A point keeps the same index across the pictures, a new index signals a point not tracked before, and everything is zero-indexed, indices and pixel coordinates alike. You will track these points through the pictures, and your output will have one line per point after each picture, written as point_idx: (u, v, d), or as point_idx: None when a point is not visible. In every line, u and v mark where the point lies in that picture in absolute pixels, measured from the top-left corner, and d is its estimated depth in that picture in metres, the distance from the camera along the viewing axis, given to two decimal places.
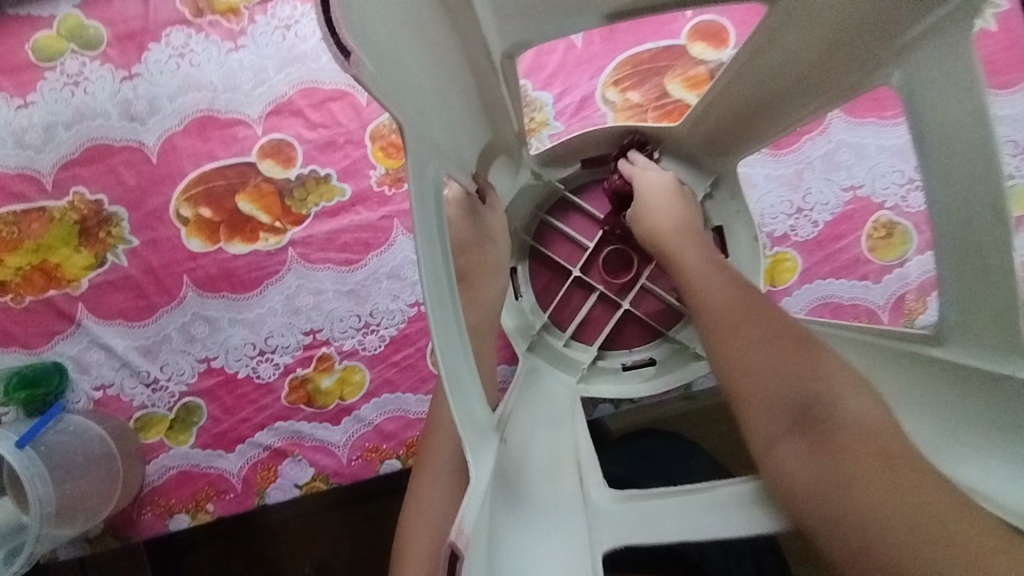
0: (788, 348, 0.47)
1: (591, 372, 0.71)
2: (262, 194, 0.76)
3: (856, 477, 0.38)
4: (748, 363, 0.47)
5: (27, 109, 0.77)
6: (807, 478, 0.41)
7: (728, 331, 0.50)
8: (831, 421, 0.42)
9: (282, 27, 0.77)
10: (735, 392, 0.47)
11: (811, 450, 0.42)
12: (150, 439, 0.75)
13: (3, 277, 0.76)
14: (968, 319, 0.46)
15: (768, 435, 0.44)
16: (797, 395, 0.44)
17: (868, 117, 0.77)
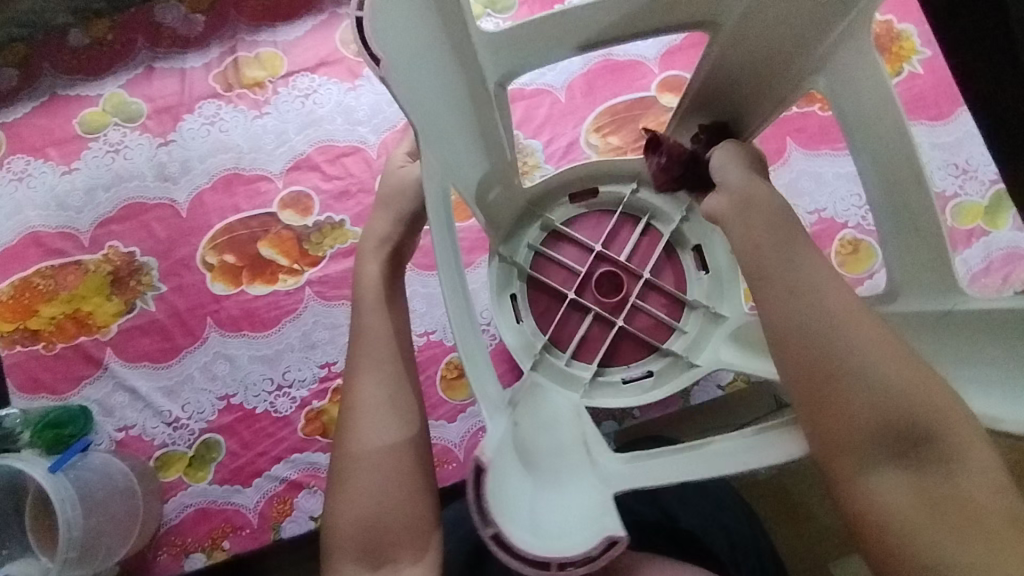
0: (904, 378, 0.39)
1: (592, 386, 0.76)
2: (283, 239, 0.83)
3: (962, 536, 0.36)
4: (860, 390, 0.40)
5: (71, 174, 0.86)
6: (901, 517, 0.38)
7: (835, 352, 0.40)
8: (942, 472, 0.38)
9: (302, 96, 0.88)
10: (820, 411, 0.40)
11: (913, 496, 0.38)
12: (169, 478, 0.78)
13: (36, 326, 0.81)
14: (907, 266, 0.52)
15: (862, 471, 0.39)
16: (900, 427, 0.39)
17: (823, 149, 0.87)
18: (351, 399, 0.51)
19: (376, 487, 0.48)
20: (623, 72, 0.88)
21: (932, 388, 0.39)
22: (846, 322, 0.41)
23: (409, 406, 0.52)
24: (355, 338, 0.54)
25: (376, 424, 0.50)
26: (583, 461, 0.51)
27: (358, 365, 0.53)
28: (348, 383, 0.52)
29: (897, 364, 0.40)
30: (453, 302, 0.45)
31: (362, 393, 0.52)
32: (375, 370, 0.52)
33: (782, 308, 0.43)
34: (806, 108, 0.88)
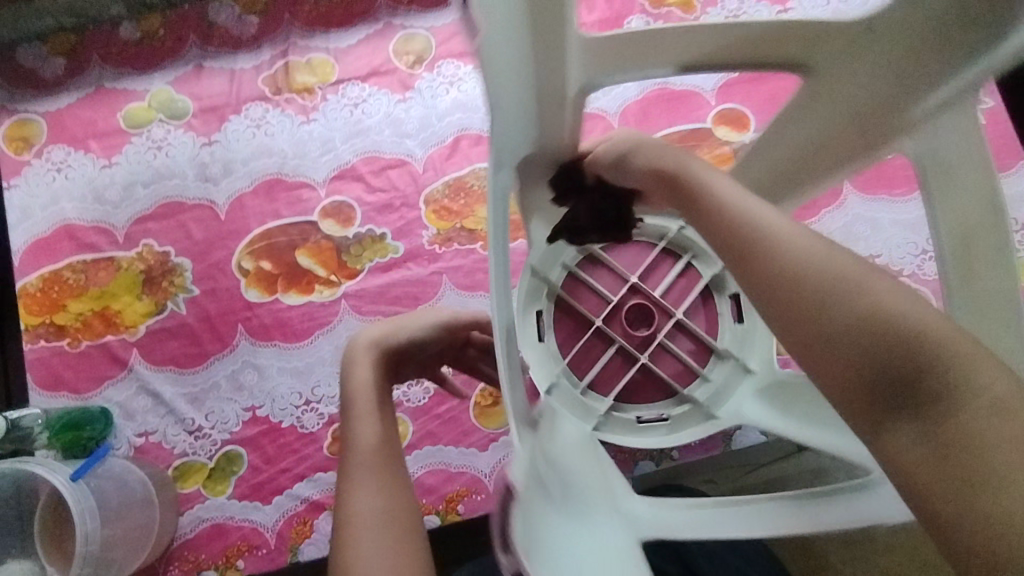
0: (882, 289, 0.30)
1: (611, 422, 0.72)
2: (321, 249, 0.81)
3: (1011, 479, 0.24)
4: (829, 324, 0.30)
5: (111, 168, 0.84)
6: (932, 481, 0.27)
7: (814, 285, 0.31)
8: (948, 403, 0.27)
9: (351, 105, 0.86)
10: (808, 365, 0.32)
11: (929, 439, 0.27)
12: (187, 489, 0.75)
13: (63, 322, 0.79)
14: None
15: (864, 420, 0.29)
16: (887, 359, 0.29)
17: (879, 194, 0.84)
18: (344, 504, 0.42)
19: None
20: (679, 102, 0.86)
21: (922, 307, 0.29)
22: (800, 250, 0.33)
23: (409, 522, 0.42)
24: (356, 439, 0.46)
25: (374, 533, 0.40)
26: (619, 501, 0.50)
27: (353, 465, 0.44)
28: (343, 490, 0.43)
29: (872, 276, 0.31)
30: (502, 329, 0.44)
31: (357, 498, 0.42)
32: (371, 471, 0.44)
33: (744, 251, 0.35)
34: None
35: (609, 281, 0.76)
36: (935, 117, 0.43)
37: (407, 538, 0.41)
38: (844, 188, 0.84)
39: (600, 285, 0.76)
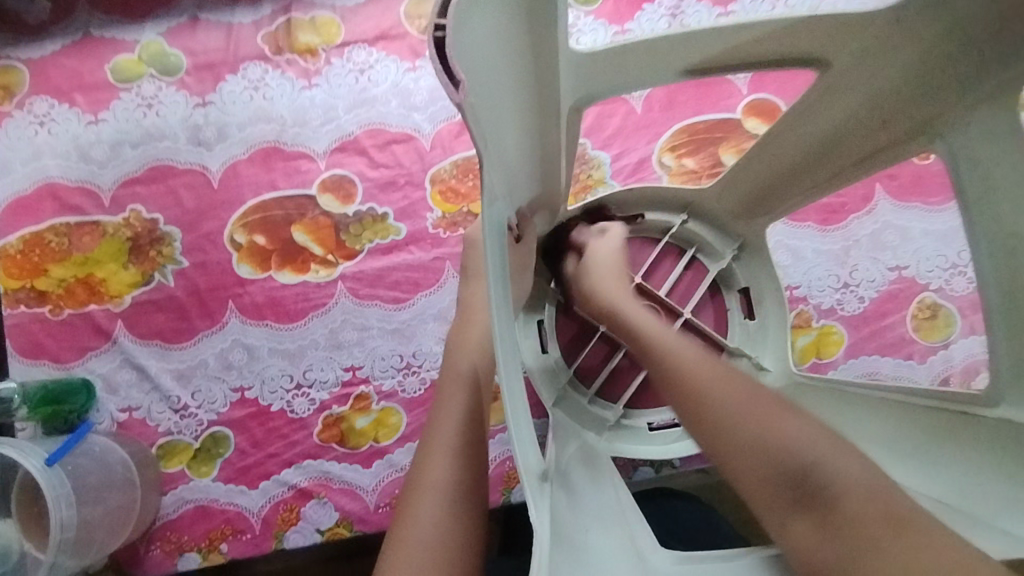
0: (775, 414, 0.44)
1: (616, 431, 0.70)
2: (319, 226, 0.77)
3: (876, 550, 0.37)
4: (752, 446, 0.43)
5: (98, 125, 0.78)
6: (826, 559, 0.39)
7: (726, 418, 0.45)
8: (827, 490, 0.40)
9: (357, 71, 0.80)
10: (739, 477, 0.44)
11: (820, 525, 0.40)
12: (171, 469, 0.72)
13: (44, 287, 0.75)
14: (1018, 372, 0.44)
15: (774, 515, 0.42)
16: (792, 467, 0.42)
17: (913, 201, 0.79)
18: (421, 469, 0.50)
19: None
20: (708, 88, 0.80)
21: (806, 428, 0.43)
22: (724, 389, 0.47)
23: (466, 506, 0.49)
24: (444, 413, 0.52)
25: (437, 503, 0.48)
26: (624, 549, 0.44)
27: (434, 440, 0.51)
28: (420, 458, 0.51)
29: (772, 405, 0.45)
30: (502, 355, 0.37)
31: (433, 471, 0.50)
32: (446, 450, 0.50)
33: (680, 387, 0.48)
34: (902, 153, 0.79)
35: None
36: (977, 108, 0.43)
37: (461, 519, 0.48)
38: (877, 193, 0.79)
39: None
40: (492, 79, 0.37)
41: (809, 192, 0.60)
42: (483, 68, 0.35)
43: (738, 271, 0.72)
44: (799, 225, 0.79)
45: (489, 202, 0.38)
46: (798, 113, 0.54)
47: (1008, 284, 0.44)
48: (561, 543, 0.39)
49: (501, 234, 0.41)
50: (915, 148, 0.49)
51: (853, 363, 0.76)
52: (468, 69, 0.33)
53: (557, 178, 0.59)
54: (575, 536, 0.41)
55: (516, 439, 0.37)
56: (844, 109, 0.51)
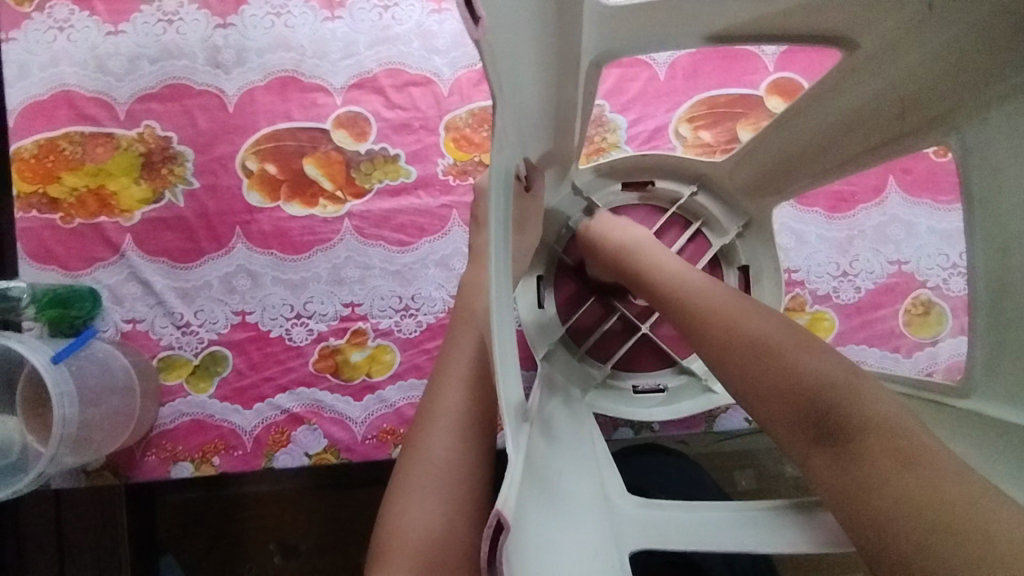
0: (799, 353, 0.49)
1: (601, 389, 0.72)
2: (330, 161, 0.77)
3: (880, 480, 0.41)
4: (778, 386, 0.47)
5: (117, 37, 0.78)
6: (832, 486, 0.43)
7: (754, 359, 0.49)
8: (846, 429, 0.44)
9: (381, 7, 0.79)
10: (767, 412, 0.48)
11: (834, 460, 0.44)
12: (170, 381, 0.75)
13: (57, 194, 0.76)
14: (994, 369, 0.45)
15: (798, 448, 0.46)
16: (813, 405, 0.46)
17: (924, 197, 0.79)
18: (437, 394, 0.54)
19: (430, 494, 0.52)
20: (734, 61, 0.78)
21: (827, 367, 0.47)
22: (754, 331, 0.51)
23: (477, 427, 0.54)
24: (460, 345, 0.55)
25: (452, 425, 0.53)
26: (593, 495, 0.47)
27: (450, 369, 0.55)
28: (436, 382, 0.55)
29: (797, 347, 0.49)
30: (497, 299, 0.39)
31: (447, 397, 0.54)
32: (462, 375, 0.54)
33: (710, 327, 0.53)
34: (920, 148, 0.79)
35: None
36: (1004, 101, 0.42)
37: (472, 438, 0.53)
38: (889, 186, 0.78)
39: None
40: (514, 23, 0.37)
41: (819, 176, 0.61)
42: (506, 10, 0.35)
43: (740, 248, 0.73)
44: (806, 210, 0.80)
45: (499, 146, 0.38)
46: (820, 89, 0.53)
47: (996, 281, 0.45)
48: (535, 476, 0.40)
49: (509, 179, 0.42)
50: (929, 139, 0.49)
51: (840, 350, 0.77)
52: (490, 8, 0.33)
53: (569, 134, 0.59)
54: (548, 475, 0.43)
55: (501, 378, 0.39)
56: (864, 92, 0.51)
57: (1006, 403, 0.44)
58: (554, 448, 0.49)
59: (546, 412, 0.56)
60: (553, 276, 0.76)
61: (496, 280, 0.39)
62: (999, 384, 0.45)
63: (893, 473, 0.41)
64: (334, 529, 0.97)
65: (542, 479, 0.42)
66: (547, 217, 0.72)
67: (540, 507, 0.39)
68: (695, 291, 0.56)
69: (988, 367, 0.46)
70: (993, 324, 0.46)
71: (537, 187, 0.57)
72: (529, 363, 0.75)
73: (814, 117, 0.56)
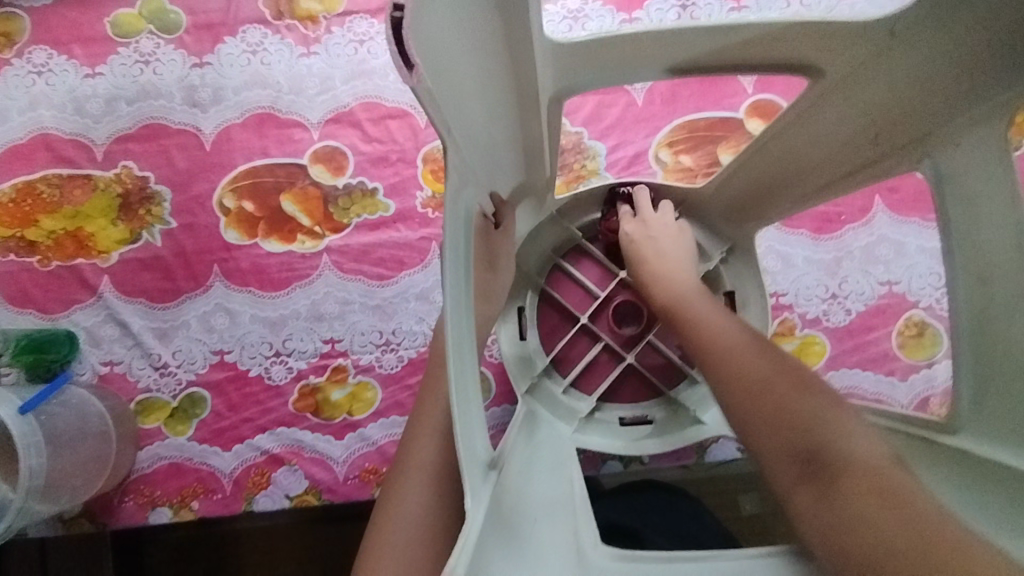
0: (801, 393, 0.46)
1: (586, 422, 0.70)
2: (308, 196, 0.77)
3: (873, 518, 0.37)
4: (772, 418, 0.45)
5: (94, 79, 0.78)
6: (820, 529, 0.40)
7: (755, 395, 0.47)
8: (840, 463, 0.41)
9: (356, 41, 0.79)
10: (759, 447, 0.45)
11: (824, 496, 0.40)
12: (148, 425, 0.74)
13: (34, 237, 0.76)
14: (981, 406, 0.44)
15: (785, 483, 0.43)
16: (804, 438, 0.43)
17: (912, 216, 0.78)
18: (412, 445, 0.53)
19: (407, 547, 0.49)
20: (712, 85, 0.78)
21: (826, 406, 0.45)
22: (753, 369, 0.49)
23: (454, 477, 0.51)
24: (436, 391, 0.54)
25: (428, 477, 0.51)
26: (564, 543, 0.45)
27: (424, 417, 0.53)
28: (412, 433, 0.53)
29: (796, 385, 0.47)
30: (454, 347, 0.37)
31: (421, 447, 0.52)
32: (437, 421, 0.52)
33: (712, 363, 0.51)
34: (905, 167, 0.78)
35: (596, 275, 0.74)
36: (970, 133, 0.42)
37: (451, 489, 0.51)
38: (874, 206, 0.77)
39: (586, 280, 0.73)
40: (460, 65, 0.36)
41: (795, 204, 0.60)
42: (448, 55, 0.35)
43: (725, 274, 0.71)
44: (792, 232, 0.78)
45: (453, 190, 0.37)
46: (793, 115, 0.53)
47: (976, 313, 0.44)
48: (497, 527, 0.39)
49: (469, 218, 0.41)
50: (906, 165, 0.48)
51: (833, 375, 0.75)
52: (429, 55, 0.32)
53: (540, 167, 0.58)
54: (517, 523, 0.42)
55: (461, 426, 0.37)
56: (837, 121, 0.50)
57: (995, 442, 0.43)
58: (529, 494, 0.48)
59: (525, 451, 0.55)
60: (534, 307, 0.73)
61: (453, 324, 0.37)
62: (985, 422, 0.44)
63: (885, 512, 0.37)
64: (327, 563, 0.91)
65: (510, 528, 0.41)
66: (526, 247, 0.70)
67: (498, 557, 0.37)
68: (716, 326, 0.55)
69: (974, 402, 0.45)
70: (979, 357, 0.44)
71: (510, 222, 0.56)
72: (512, 397, 0.73)
73: (792, 141, 0.54)
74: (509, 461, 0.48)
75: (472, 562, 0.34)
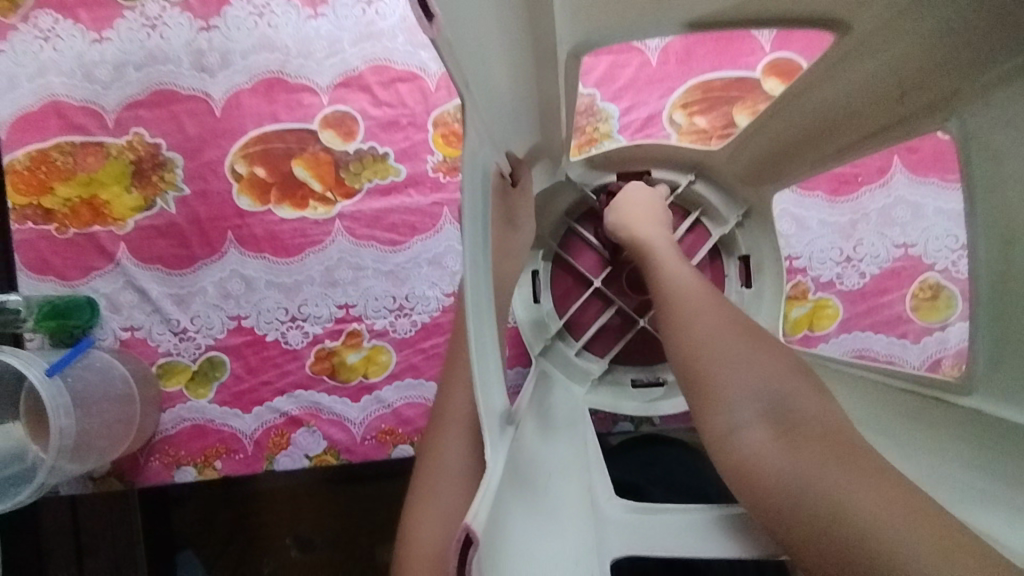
0: (755, 345, 0.49)
1: (599, 384, 0.70)
2: (319, 161, 0.76)
3: (827, 465, 0.40)
4: (732, 367, 0.47)
5: (102, 44, 0.78)
6: (769, 467, 0.42)
7: (714, 342, 0.49)
8: (794, 418, 0.44)
9: (364, 2, 0.77)
10: (716, 394, 0.46)
11: (774, 439, 0.43)
12: (170, 388, 0.75)
13: (51, 205, 0.76)
14: (997, 363, 0.45)
15: (731, 422, 0.45)
16: (769, 390, 0.46)
17: (931, 177, 0.76)
18: (447, 400, 0.54)
19: (449, 497, 0.50)
20: (730, 42, 0.76)
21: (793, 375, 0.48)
22: (714, 319, 0.50)
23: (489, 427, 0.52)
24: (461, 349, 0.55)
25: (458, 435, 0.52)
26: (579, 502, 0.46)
27: (456, 375, 0.55)
28: (446, 390, 0.55)
29: (758, 348, 0.49)
30: (473, 311, 0.38)
31: (455, 402, 0.53)
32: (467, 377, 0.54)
33: (675, 316, 0.51)
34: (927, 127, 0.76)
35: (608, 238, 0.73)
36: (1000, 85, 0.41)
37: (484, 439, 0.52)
38: (893, 167, 0.76)
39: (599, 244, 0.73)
40: (475, 18, 0.36)
41: (814, 168, 0.59)
42: (464, 6, 0.34)
43: (740, 235, 0.70)
44: (808, 194, 0.77)
45: (472, 151, 0.37)
46: (813, 74, 0.51)
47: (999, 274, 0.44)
48: (515, 484, 0.40)
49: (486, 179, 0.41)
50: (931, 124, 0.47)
51: (845, 338, 0.75)
52: (446, 7, 0.32)
53: (555, 126, 0.57)
54: (535, 479, 0.43)
55: (479, 383, 0.38)
56: (857, 78, 0.49)
57: (1006, 400, 0.43)
58: (544, 451, 0.49)
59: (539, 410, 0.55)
60: (549, 271, 0.73)
61: (472, 281, 0.38)
62: (999, 380, 0.44)
63: (834, 460, 0.41)
64: (348, 523, 0.95)
65: (530, 482, 0.42)
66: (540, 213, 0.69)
67: (519, 512, 0.38)
68: (678, 276, 0.55)
69: (990, 360, 0.45)
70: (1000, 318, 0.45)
71: (526, 182, 0.55)
72: (525, 360, 0.74)
73: (814, 100, 0.53)
74: (525, 421, 0.49)
75: (494, 510, 0.35)
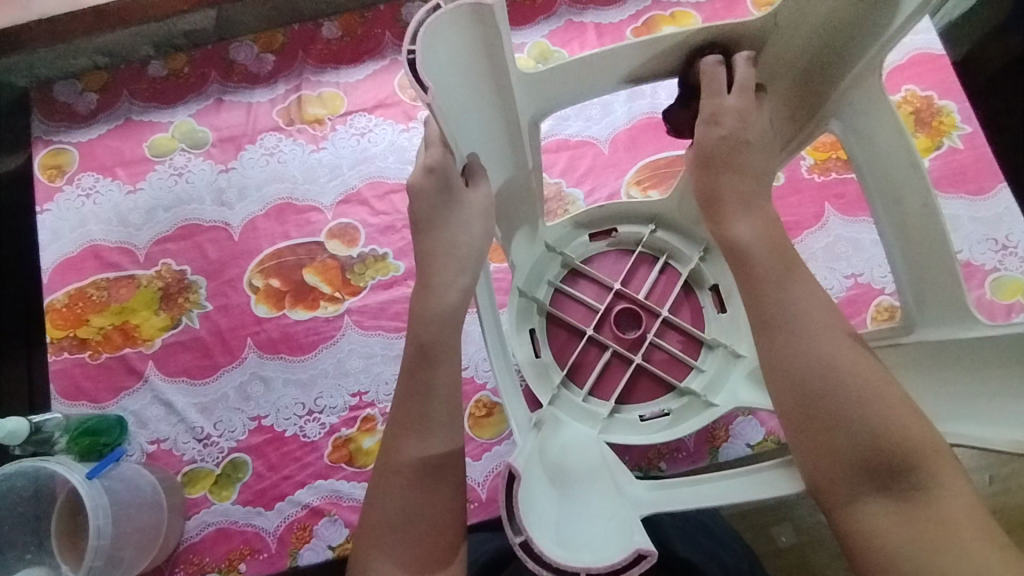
0: (890, 409, 0.41)
1: (611, 423, 0.75)
2: (327, 267, 0.87)
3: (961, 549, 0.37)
4: (857, 427, 0.41)
5: (135, 194, 0.91)
6: (894, 539, 0.39)
7: (833, 398, 0.42)
8: (923, 491, 0.40)
9: (358, 134, 0.92)
10: (824, 452, 0.42)
11: (895, 510, 0.40)
12: (194, 494, 0.79)
13: (86, 335, 0.84)
14: (928, 302, 0.54)
15: (847, 489, 0.41)
16: (900, 462, 0.40)
17: (860, 215, 0.88)
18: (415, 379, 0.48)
19: (405, 483, 0.47)
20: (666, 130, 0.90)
21: (917, 424, 0.41)
22: (840, 365, 0.42)
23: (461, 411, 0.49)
24: (442, 358, 0.49)
25: (417, 437, 0.47)
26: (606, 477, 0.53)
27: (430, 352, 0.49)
28: (414, 366, 0.49)
29: (896, 409, 0.41)
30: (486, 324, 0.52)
31: (407, 414, 0.48)
32: (443, 358, 0.49)
33: (776, 342, 0.44)
34: (845, 175, 0.88)
35: (591, 290, 0.80)
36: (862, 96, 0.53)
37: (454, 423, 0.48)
38: (825, 211, 0.87)
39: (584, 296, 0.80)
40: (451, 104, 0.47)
41: None
42: (444, 93, 0.46)
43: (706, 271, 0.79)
44: None
45: None
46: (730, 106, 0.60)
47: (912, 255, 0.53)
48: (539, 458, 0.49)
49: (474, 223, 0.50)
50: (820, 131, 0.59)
51: None
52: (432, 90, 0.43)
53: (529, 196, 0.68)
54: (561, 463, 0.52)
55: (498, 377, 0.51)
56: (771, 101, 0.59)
57: (941, 325, 0.52)
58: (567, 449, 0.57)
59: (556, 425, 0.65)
60: (545, 328, 0.80)
61: None
62: (933, 314, 0.53)
63: (964, 538, 0.38)
64: None
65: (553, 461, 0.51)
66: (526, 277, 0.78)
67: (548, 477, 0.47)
68: (791, 299, 0.45)
69: (921, 305, 0.54)
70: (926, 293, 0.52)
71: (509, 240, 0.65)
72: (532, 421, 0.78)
73: None
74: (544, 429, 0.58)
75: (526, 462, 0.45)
